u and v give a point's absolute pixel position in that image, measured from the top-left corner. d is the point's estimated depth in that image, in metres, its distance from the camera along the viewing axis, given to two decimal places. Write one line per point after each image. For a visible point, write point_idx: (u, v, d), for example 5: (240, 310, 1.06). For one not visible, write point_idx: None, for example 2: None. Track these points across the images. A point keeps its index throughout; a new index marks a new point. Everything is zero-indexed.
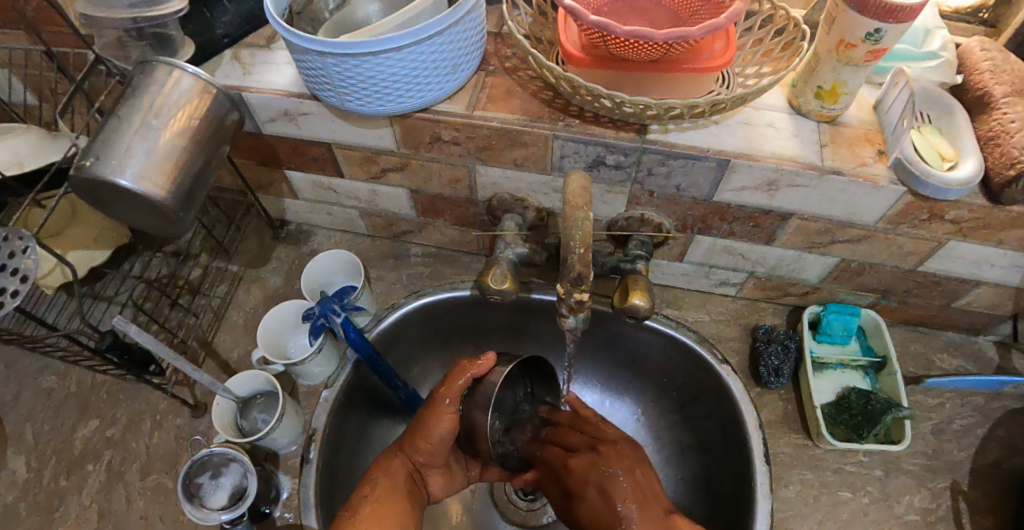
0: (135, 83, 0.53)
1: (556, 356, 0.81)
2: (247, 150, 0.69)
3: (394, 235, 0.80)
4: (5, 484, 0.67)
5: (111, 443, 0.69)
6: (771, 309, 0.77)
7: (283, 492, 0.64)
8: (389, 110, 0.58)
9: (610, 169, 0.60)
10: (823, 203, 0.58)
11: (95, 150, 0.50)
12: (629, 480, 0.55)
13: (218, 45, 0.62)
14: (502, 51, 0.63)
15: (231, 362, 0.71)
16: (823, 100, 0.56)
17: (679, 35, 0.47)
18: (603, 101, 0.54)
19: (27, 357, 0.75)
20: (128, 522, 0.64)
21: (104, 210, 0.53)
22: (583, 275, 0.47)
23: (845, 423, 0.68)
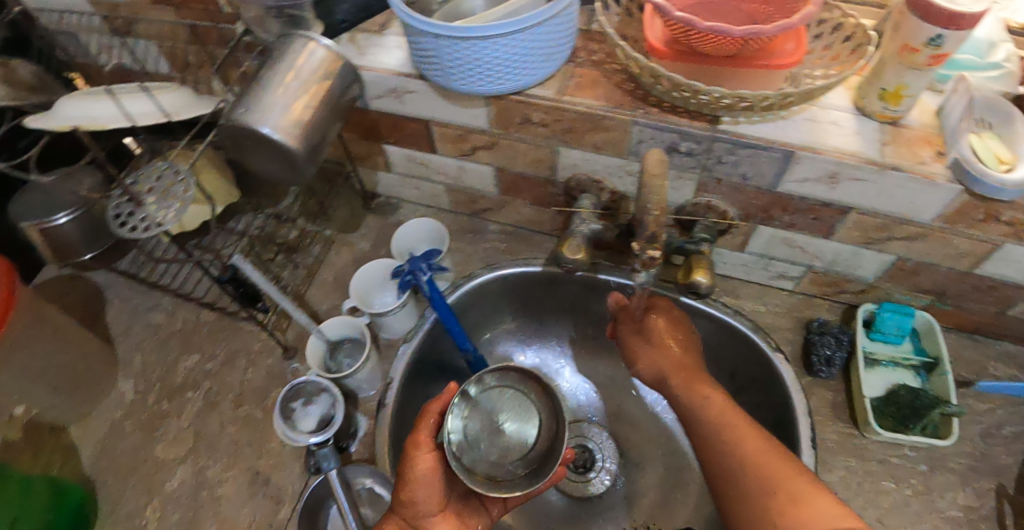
0: (278, 50, 0.61)
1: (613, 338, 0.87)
2: (354, 124, 0.78)
3: (474, 212, 0.88)
4: (115, 403, 0.77)
5: (209, 375, 0.78)
6: (825, 306, 0.80)
7: (359, 431, 0.71)
8: (487, 91, 0.65)
9: (683, 155, 0.66)
10: (881, 198, 0.62)
11: (243, 104, 0.58)
12: (666, 345, 0.70)
13: (338, 29, 0.72)
14: (589, 46, 0.70)
15: (321, 312, 0.80)
16: (886, 102, 0.60)
17: (754, 32, 0.52)
18: (682, 91, 0.60)
19: (139, 296, 0.86)
20: (221, 443, 0.73)
21: (244, 155, 0.61)
22: (656, 235, 0.53)
23: (892, 414, 0.70)
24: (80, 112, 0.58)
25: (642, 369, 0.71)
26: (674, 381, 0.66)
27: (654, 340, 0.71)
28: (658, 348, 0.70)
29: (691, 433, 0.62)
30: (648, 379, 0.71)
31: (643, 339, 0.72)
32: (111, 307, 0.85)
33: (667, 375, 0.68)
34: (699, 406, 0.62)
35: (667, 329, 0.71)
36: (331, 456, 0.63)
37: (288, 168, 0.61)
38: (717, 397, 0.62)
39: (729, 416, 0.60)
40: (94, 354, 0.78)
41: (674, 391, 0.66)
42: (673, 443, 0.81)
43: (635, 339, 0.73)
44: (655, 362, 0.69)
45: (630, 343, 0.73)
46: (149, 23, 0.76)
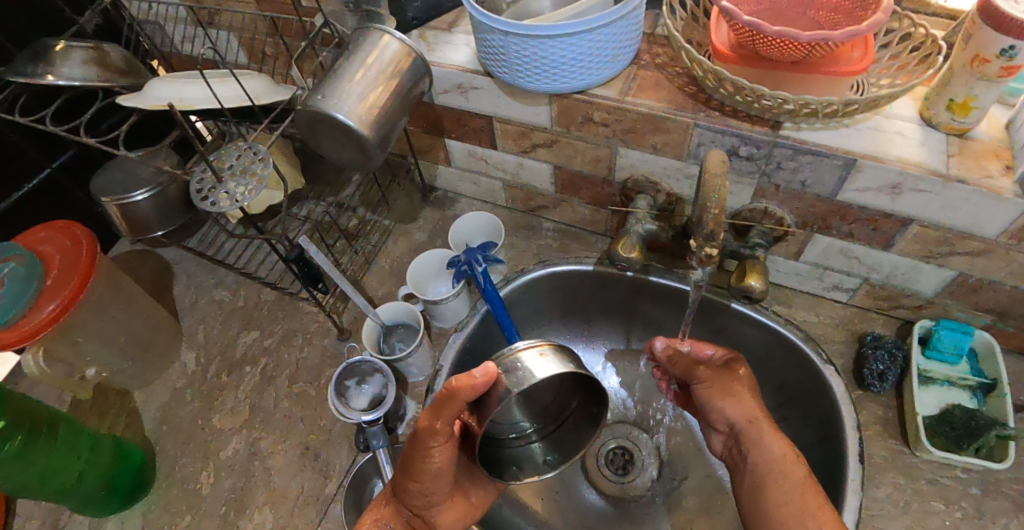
0: (355, 41, 0.64)
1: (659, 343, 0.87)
2: (418, 118, 0.82)
3: (530, 209, 0.90)
4: (178, 372, 0.82)
5: (267, 351, 0.81)
6: (880, 320, 0.79)
7: (408, 414, 0.73)
8: (550, 89, 0.67)
9: (742, 160, 0.67)
10: (945, 211, 0.61)
11: (320, 90, 0.62)
12: (738, 385, 0.65)
13: (408, 25, 0.76)
14: (653, 49, 0.71)
15: (377, 298, 0.84)
16: (954, 113, 0.60)
17: (822, 37, 0.53)
18: (745, 95, 0.61)
19: (204, 274, 0.90)
20: (275, 417, 0.76)
21: (318, 140, 0.65)
22: (715, 233, 0.52)
23: (945, 434, 0.69)
24: (169, 92, 0.62)
25: (714, 415, 0.66)
26: (754, 438, 0.62)
27: (733, 388, 0.65)
28: (737, 398, 0.64)
29: (756, 496, 0.59)
30: (719, 426, 0.66)
31: (722, 384, 0.66)
32: (178, 282, 0.90)
33: (747, 428, 0.63)
34: (782, 474, 0.58)
35: (746, 378, 0.66)
36: (381, 436, 0.65)
37: (358, 154, 0.64)
38: (802, 466, 0.58)
39: (811, 492, 0.56)
40: (163, 325, 0.83)
41: (753, 447, 0.62)
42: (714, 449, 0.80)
43: (716, 386, 0.66)
44: (734, 414, 0.64)
45: (710, 389, 0.66)
46: (232, 15, 0.81)
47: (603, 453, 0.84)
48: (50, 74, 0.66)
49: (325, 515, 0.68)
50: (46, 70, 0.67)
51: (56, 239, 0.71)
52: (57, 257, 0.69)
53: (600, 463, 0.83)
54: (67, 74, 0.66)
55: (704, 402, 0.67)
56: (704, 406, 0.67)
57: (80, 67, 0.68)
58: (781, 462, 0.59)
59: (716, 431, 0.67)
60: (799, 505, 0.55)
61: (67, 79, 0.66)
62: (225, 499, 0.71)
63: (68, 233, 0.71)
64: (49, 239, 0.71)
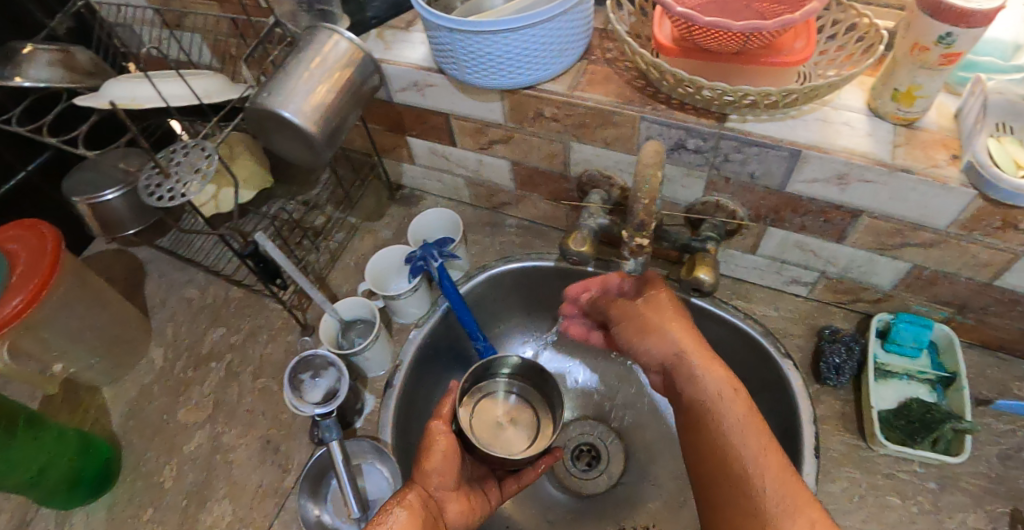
0: (304, 41, 0.66)
1: None
2: (379, 116, 0.83)
3: (494, 206, 0.90)
4: (146, 368, 0.83)
5: (233, 347, 0.82)
6: (841, 314, 0.78)
7: (366, 408, 0.74)
8: (502, 84, 0.67)
9: (691, 153, 0.66)
10: (893, 201, 0.61)
11: (268, 89, 0.63)
12: (664, 316, 0.63)
13: (367, 25, 0.77)
14: (604, 44, 0.72)
15: (340, 294, 0.85)
16: (899, 102, 0.60)
17: (755, 27, 0.53)
18: (687, 87, 0.61)
19: (176, 271, 0.92)
20: (238, 411, 0.77)
21: (267, 138, 0.66)
22: (645, 223, 0.53)
23: (900, 428, 0.67)
24: (123, 91, 0.64)
25: (642, 355, 0.64)
26: (685, 372, 0.58)
27: (653, 323, 0.63)
28: (660, 333, 0.62)
29: (692, 433, 0.56)
30: (650, 365, 0.64)
31: (642, 322, 0.64)
32: (150, 280, 0.91)
33: (677, 361, 0.60)
34: (720, 412, 0.54)
35: (668, 306, 0.64)
36: (333, 429, 0.65)
37: (307, 151, 0.65)
38: (741, 401, 0.54)
39: (756, 430, 0.53)
40: (133, 321, 0.84)
41: (687, 382, 0.58)
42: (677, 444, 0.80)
43: (633, 327, 0.64)
44: (659, 350, 0.61)
45: (627, 332, 0.65)
46: (197, 17, 0.83)
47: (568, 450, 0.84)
48: (16, 76, 0.66)
49: (282, 508, 0.69)
50: (13, 71, 0.67)
51: (24, 238, 0.72)
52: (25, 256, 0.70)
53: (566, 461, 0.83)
54: (33, 75, 0.67)
55: (627, 344, 0.65)
56: (632, 350, 0.65)
57: (45, 70, 0.69)
58: (715, 397, 0.55)
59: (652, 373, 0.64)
60: (739, 440, 0.52)
61: (33, 81, 0.67)
62: (186, 492, 0.72)
63: (35, 231, 0.72)
64: (17, 237, 0.71)
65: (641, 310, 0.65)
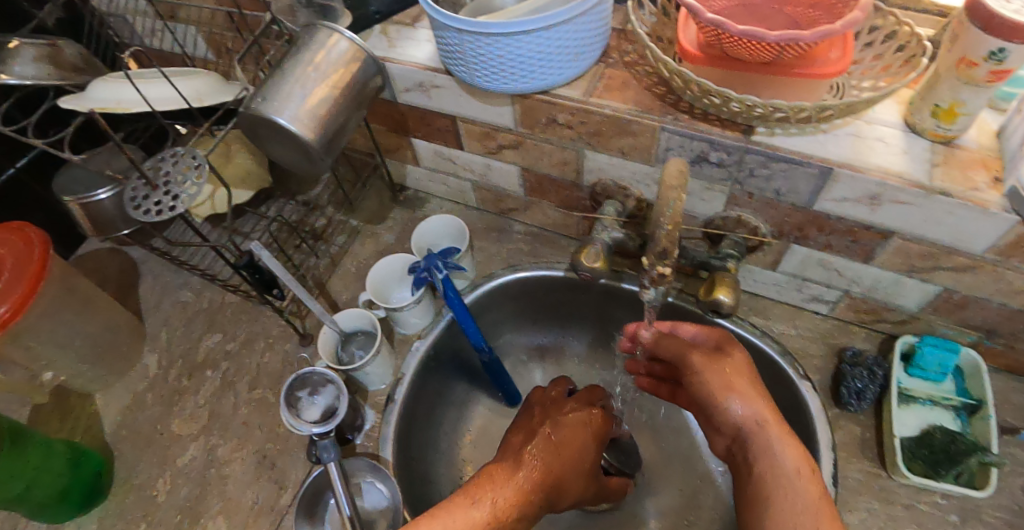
0: (301, 41, 0.62)
1: None
2: (382, 116, 0.79)
3: (501, 211, 0.86)
4: (140, 375, 0.80)
5: (229, 355, 0.80)
6: (862, 334, 0.75)
7: (366, 424, 0.71)
8: (513, 89, 0.63)
9: (712, 166, 0.63)
10: (927, 224, 0.57)
11: (262, 93, 0.60)
12: (741, 377, 0.52)
13: (371, 19, 0.72)
14: (623, 46, 0.67)
15: (340, 302, 0.81)
16: (938, 119, 0.56)
17: (791, 38, 0.49)
18: (713, 97, 0.57)
19: (171, 273, 0.88)
20: (234, 424, 0.74)
21: (262, 143, 0.63)
22: (667, 251, 0.50)
23: (923, 458, 0.65)
24: (107, 95, 0.60)
25: (716, 417, 0.51)
26: (762, 442, 0.48)
27: (735, 382, 0.51)
28: (743, 393, 0.50)
29: (751, 521, 0.46)
30: (718, 427, 0.52)
31: (714, 379, 0.52)
32: (144, 282, 0.88)
33: (754, 431, 0.49)
34: (789, 490, 0.46)
35: (744, 366, 0.53)
36: (331, 449, 0.62)
37: (305, 159, 0.62)
38: (818, 485, 0.46)
39: (828, 522, 0.44)
40: (125, 327, 0.80)
41: (760, 454, 0.48)
42: (686, 464, 0.77)
43: (714, 380, 0.52)
44: (730, 417, 0.50)
45: (706, 384, 0.52)
46: (191, 9, 0.78)
47: None
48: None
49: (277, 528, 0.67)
50: None
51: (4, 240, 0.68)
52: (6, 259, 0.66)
53: None
54: (18, 72, 0.62)
55: (701, 402, 0.53)
56: (703, 406, 0.53)
57: (32, 65, 0.63)
58: (794, 479, 0.46)
59: (716, 434, 0.53)
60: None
61: (20, 78, 0.62)
62: (179, 508, 0.70)
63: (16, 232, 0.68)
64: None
65: (714, 365, 0.53)
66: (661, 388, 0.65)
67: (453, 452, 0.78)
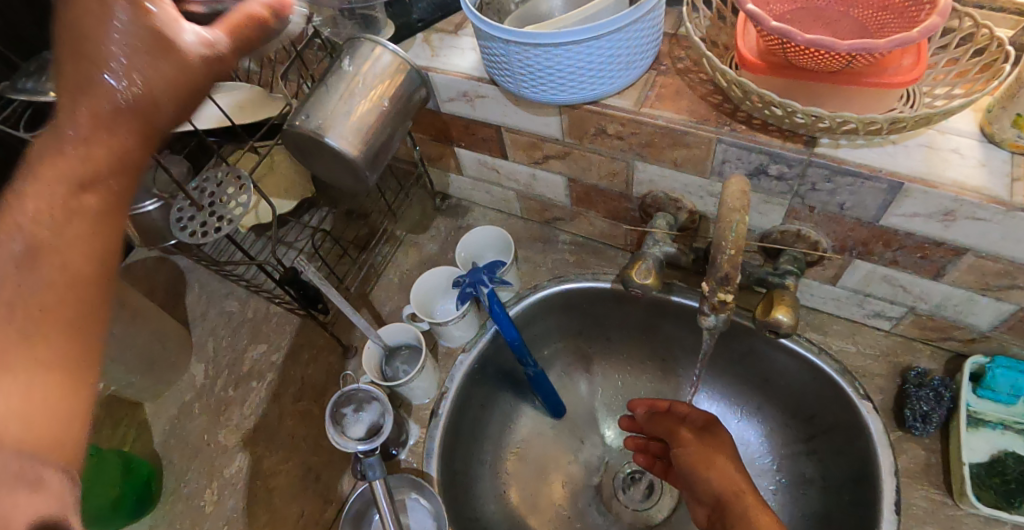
0: (345, 54, 0.61)
1: (686, 364, 0.80)
2: (425, 126, 0.77)
3: (546, 220, 0.84)
4: (187, 385, 0.80)
5: (274, 366, 0.79)
6: (927, 352, 0.71)
7: (410, 439, 0.70)
8: (560, 99, 0.61)
9: (772, 180, 0.60)
10: (1007, 242, 0.53)
11: (306, 111, 0.59)
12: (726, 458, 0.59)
13: (413, 28, 0.71)
14: (675, 52, 0.64)
15: (384, 313, 0.79)
16: (1021, 129, 0.52)
17: (864, 48, 0.46)
18: (774, 109, 0.54)
19: (217, 282, 0.89)
20: (279, 435, 0.74)
21: (306, 161, 0.63)
22: (730, 276, 0.47)
23: (994, 487, 0.61)
24: None
25: (698, 486, 0.58)
26: (738, 509, 0.53)
27: (716, 458, 0.59)
28: (721, 468, 0.58)
29: None
30: (701, 501, 0.58)
31: (698, 453, 0.60)
32: (191, 291, 0.89)
33: (731, 500, 0.54)
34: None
35: (727, 447, 0.61)
36: (377, 466, 0.59)
37: (350, 175, 0.61)
38: None
39: None
40: (173, 337, 0.81)
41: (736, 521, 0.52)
42: None
43: (695, 453, 0.61)
44: (712, 485, 0.57)
45: (688, 456, 0.61)
46: None
47: (618, 477, 0.78)
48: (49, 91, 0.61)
49: None
50: (47, 85, 0.63)
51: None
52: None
53: (617, 486, 0.78)
54: None
55: (686, 474, 0.60)
56: (687, 475, 0.60)
57: None
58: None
59: (698, 507, 0.59)
60: None
61: None
62: (226, 520, 0.69)
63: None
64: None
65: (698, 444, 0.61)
66: (655, 464, 0.72)
67: (497, 465, 0.77)
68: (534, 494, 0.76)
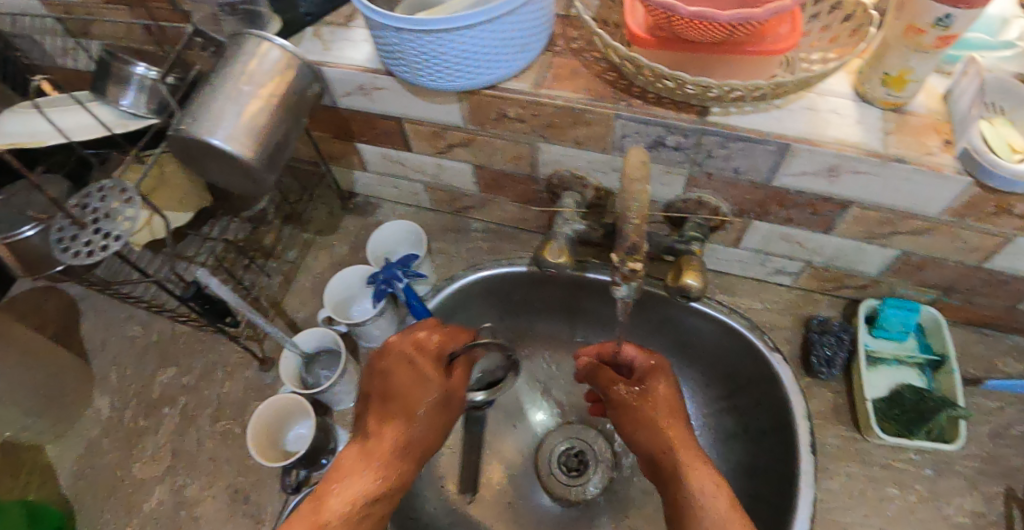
0: (229, 53, 0.57)
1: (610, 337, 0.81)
2: (323, 123, 0.73)
3: (456, 210, 0.83)
4: (92, 420, 0.73)
5: (187, 389, 0.73)
6: (826, 302, 0.76)
7: (339, 445, 0.67)
8: (459, 86, 0.60)
9: (670, 150, 0.61)
10: (886, 192, 0.57)
11: (191, 113, 0.55)
12: (655, 408, 0.60)
13: (302, 22, 0.67)
14: (568, 33, 0.64)
15: (298, 321, 0.76)
16: (889, 87, 0.56)
17: (743, 17, 0.48)
18: (667, 82, 0.55)
19: (114, 307, 0.81)
20: (199, 461, 0.69)
21: (198, 167, 0.58)
22: (637, 245, 0.48)
23: (896, 418, 0.66)
24: (19, 128, 0.60)
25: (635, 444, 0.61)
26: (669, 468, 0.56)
27: (654, 418, 0.59)
28: (651, 428, 0.59)
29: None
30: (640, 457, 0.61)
31: (630, 411, 0.62)
32: (85, 320, 0.80)
33: (662, 459, 0.57)
34: (703, 513, 0.51)
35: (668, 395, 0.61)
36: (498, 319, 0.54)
37: (247, 180, 0.58)
38: (723, 500, 0.52)
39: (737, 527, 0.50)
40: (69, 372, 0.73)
41: (670, 480, 0.56)
42: None
43: (631, 411, 0.61)
44: (650, 444, 0.59)
45: (623, 413, 0.62)
46: (103, 24, 0.74)
47: (554, 456, 0.78)
48: None
49: None
50: None
51: (384, 365, 0.57)
52: (446, 383, 0.58)
53: (553, 466, 0.78)
54: None
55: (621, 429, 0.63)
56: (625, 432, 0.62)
57: None
58: (705, 495, 0.52)
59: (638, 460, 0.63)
60: None
61: None
62: None
63: (432, 355, 0.58)
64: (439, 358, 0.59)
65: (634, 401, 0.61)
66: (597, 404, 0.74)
67: (434, 462, 0.75)
68: (477, 483, 0.75)
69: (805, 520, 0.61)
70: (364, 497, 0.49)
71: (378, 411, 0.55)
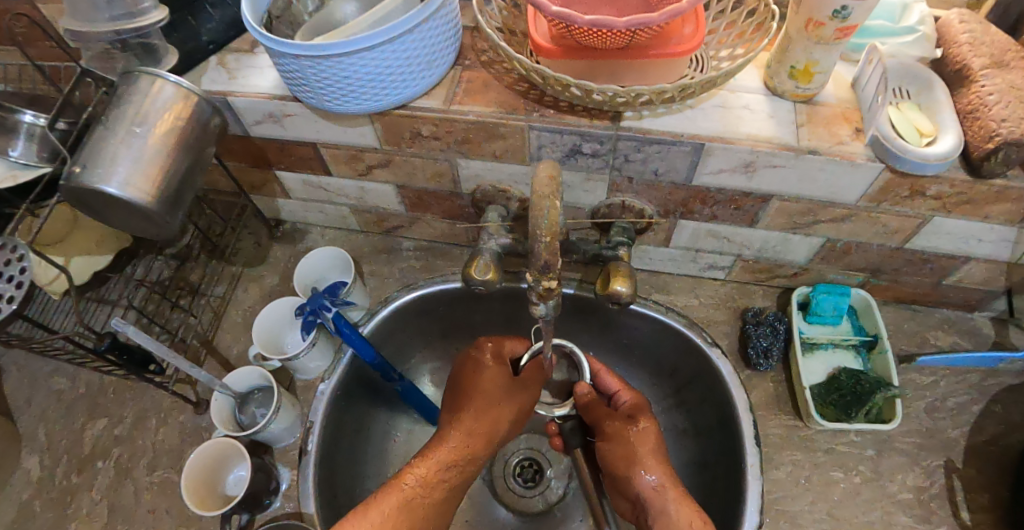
0: (120, 92, 0.54)
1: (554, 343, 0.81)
2: (238, 152, 0.70)
3: (386, 230, 0.81)
4: (20, 482, 0.70)
5: (120, 440, 0.71)
6: (761, 292, 0.77)
7: (283, 484, 0.66)
8: (369, 108, 0.58)
9: (588, 157, 0.60)
10: (803, 183, 0.57)
11: (82, 160, 0.52)
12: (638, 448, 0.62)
13: (205, 51, 0.65)
14: (478, 45, 0.63)
15: (232, 359, 0.74)
16: (797, 80, 0.56)
17: (640, 22, 0.47)
18: (575, 90, 0.54)
19: (38, 360, 0.77)
20: (137, 515, 0.66)
21: (96, 214, 0.55)
22: (550, 263, 0.45)
23: (834, 403, 0.67)
24: None
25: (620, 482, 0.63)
26: (658, 505, 0.58)
27: (642, 453, 0.62)
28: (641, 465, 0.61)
29: None
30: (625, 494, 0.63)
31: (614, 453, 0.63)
32: (8, 377, 0.77)
33: (651, 497, 0.59)
34: None
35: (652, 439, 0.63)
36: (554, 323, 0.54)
37: (151, 224, 0.55)
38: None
39: None
40: None
41: (657, 516, 0.58)
42: None
43: (618, 449, 0.63)
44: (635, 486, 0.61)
45: (611, 453, 0.64)
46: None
47: (509, 470, 0.79)
48: None
49: None
50: None
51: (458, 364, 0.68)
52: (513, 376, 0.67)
53: (510, 478, 0.78)
54: None
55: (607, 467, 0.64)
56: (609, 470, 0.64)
57: None
58: None
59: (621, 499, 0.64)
60: None
61: None
62: None
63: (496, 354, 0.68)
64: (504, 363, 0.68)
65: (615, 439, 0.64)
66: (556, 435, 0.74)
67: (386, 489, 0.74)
68: None
69: (754, 512, 0.61)
70: (439, 469, 0.59)
71: (454, 400, 0.66)
